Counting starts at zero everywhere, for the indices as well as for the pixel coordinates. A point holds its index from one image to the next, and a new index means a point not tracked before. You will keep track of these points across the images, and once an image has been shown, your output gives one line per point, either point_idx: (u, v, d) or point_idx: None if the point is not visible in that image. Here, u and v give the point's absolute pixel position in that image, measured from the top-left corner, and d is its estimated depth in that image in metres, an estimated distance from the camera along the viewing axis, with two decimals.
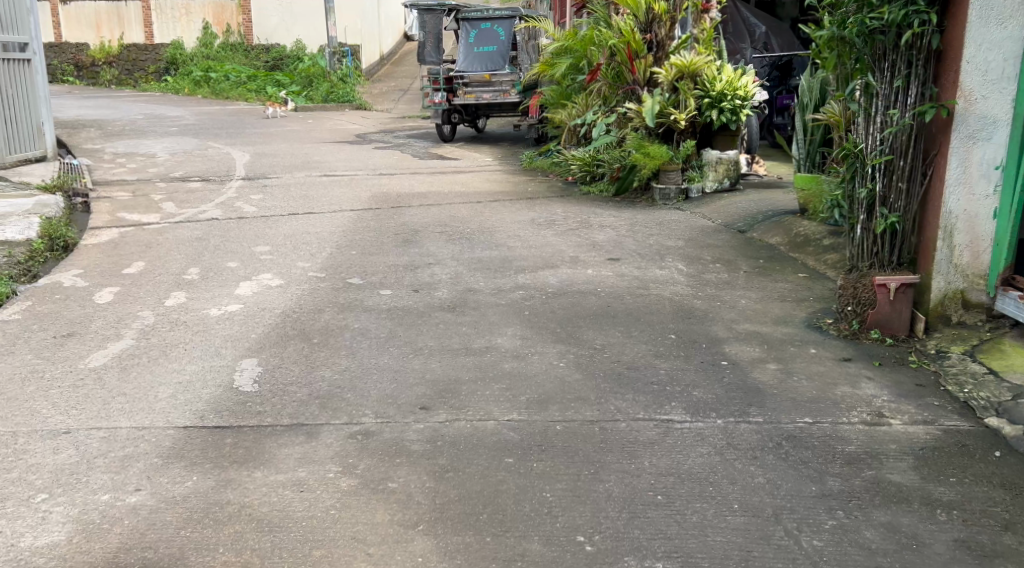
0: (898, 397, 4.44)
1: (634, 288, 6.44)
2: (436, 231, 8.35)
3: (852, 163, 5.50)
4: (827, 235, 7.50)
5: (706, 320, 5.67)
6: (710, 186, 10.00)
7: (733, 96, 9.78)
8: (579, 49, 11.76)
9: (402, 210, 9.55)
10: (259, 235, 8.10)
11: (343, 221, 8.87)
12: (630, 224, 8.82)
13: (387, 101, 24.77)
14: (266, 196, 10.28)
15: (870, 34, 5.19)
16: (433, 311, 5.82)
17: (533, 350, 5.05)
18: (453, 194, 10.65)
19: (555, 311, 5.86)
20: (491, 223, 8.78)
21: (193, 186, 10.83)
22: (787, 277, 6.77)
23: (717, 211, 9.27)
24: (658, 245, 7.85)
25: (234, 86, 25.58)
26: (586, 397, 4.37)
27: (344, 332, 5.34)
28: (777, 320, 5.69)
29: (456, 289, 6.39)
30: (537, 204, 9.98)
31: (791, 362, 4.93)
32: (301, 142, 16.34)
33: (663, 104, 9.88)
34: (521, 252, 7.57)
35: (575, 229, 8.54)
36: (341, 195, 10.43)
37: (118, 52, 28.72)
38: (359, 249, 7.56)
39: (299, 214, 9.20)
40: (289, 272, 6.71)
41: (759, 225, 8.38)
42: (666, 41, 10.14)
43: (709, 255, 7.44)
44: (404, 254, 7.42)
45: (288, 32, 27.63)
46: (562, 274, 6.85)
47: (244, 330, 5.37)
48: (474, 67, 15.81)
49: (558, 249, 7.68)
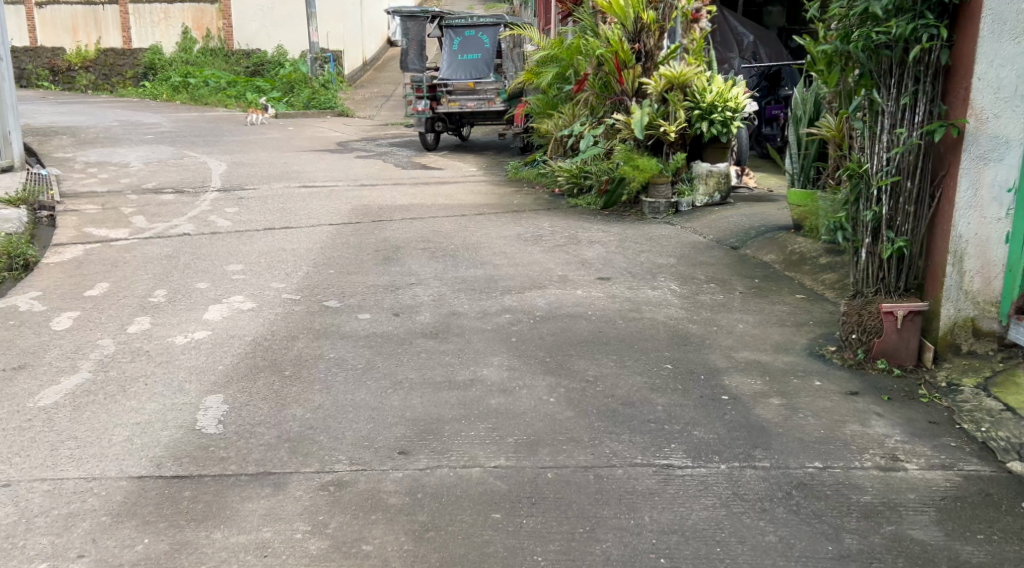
0: (912, 436, 4.14)
1: (626, 311, 6.13)
2: (418, 248, 8.03)
3: (856, 184, 5.17)
4: (825, 253, 7.21)
5: (702, 347, 5.36)
6: (700, 200, 9.73)
7: (723, 107, 9.50)
8: (565, 58, 11.48)
9: (383, 224, 9.21)
10: (232, 253, 7.75)
11: (321, 236, 8.53)
12: (619, 240, 8.52)
13: (370, 107, 24.43)
14: (241, 209, 9.92)
15: (875, 48, 4.87)
16: (414, 337, 5.49)
17: (520, 383, 4.72)
18: (436, 206, 10.33)
19: (543, 337, 5.54)
20: (475, 239, 8.46)
21: (166, 199, 10.47)
22: (785, 298, 6.46)
23: (708, 225, 8.98)
24: (649, 262, 7.55)
25: (213, 92, 25.16)
26: (578, 439, 4.05)
27: (318, 362, 5.01)
28: (777, 347, 5.38)
29: (439, 312, 6.06)
30: (523, 218, 9.67)
31: (796, 397, 4.61)
32: (281, 150, 15.98)
33: (653, 115, 9.62)
34: (507, 271, 7.25)
35: (563, 245, 8.23)
36: (320, 208, 10.08)
37: (95, 57, 28.28)
38: (337, 268, 7.22)
39: (276, 229, 8.86)
40: (262, 294, 6.36)
41: (753, 241, 8.08)
42: (655, 51, 9.88)
43: (702, 274, 7.14)
44: (385, 273, 7.08)
45: (269, 37, 27.06)
46: (550, 295, 6.53)
47: (211, 360, 5.02)
48: (458, 75, 15.46)
49: (545, 267, 7.37)
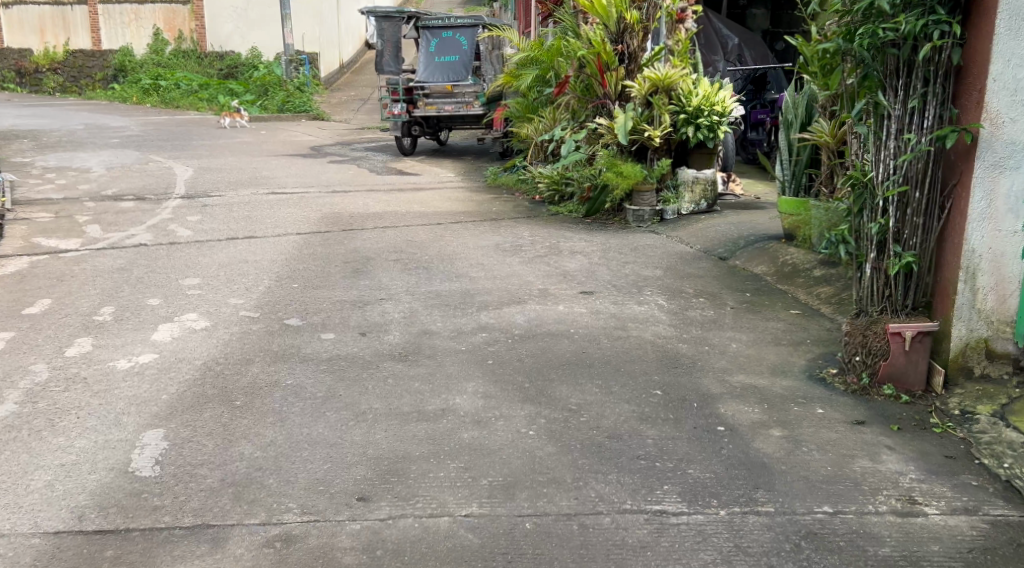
0: (929, 474, 3.73)
1: (611, 329, 5.71)
2: (390, 259, 7.59)
3: (859, 194, 4.70)
4: (819, 265, 6.83)
5: (694, 370, 4.95)
6: (686, 208, 9.35)
7: (710, 111, 9.12)
8: (545, 60, 11.11)
9: (353, 233, 8.77)
10: (190, 266, 7.29)
11: (287, 247, 8.07)
12: (602, 250, 8.11)
13: (347, 111, 23.94)
14: (204, 217, 9.45)
15: (881, 47, 4.45)
16: (382, 360, 5.05)
17: (496, 414, 4.29)
18: (410, 214, 9.88)
19: (521, 359, 5.11)
20: (450, 250, 8.04)
21: (127, 207, 9.99)
22: (780, 314, 6.06)
23: (695, 234, 8.60)
24: (634, 275, 7.14)
25: (185, 95, 24.60)
26: (561, 479, 3.63)
27: (274, 390, 4.57)
28: (774, 370, 4.98)
29: (409, 331, 5.62)
30: (502, 226, 9.25)
31: (798, 427, 4.20)
32: (251, 154, 15.50)
33: (637, 119, 9.22)
34: (484, 284, 6.82)
35: (543, 256, 7.82)
36: (288, 216, 9.62)
37: (63, 58, 27.63)
38: (301, 281, 6.78)
39: (239, 239, 8.40)
40: (218, 313, 5.91)
41: (742, 251, 7.70)
42: (638, 52, 9.50)
43: (691, 287, 6.74)
44: (353, 287, 6.64)
45: (243, 39, 26.54)
46: (529, 311, 6.11)
47: (154, 388, 4.57)
48: (435, 78, 15.08)
49: (524, 280, 6.95)
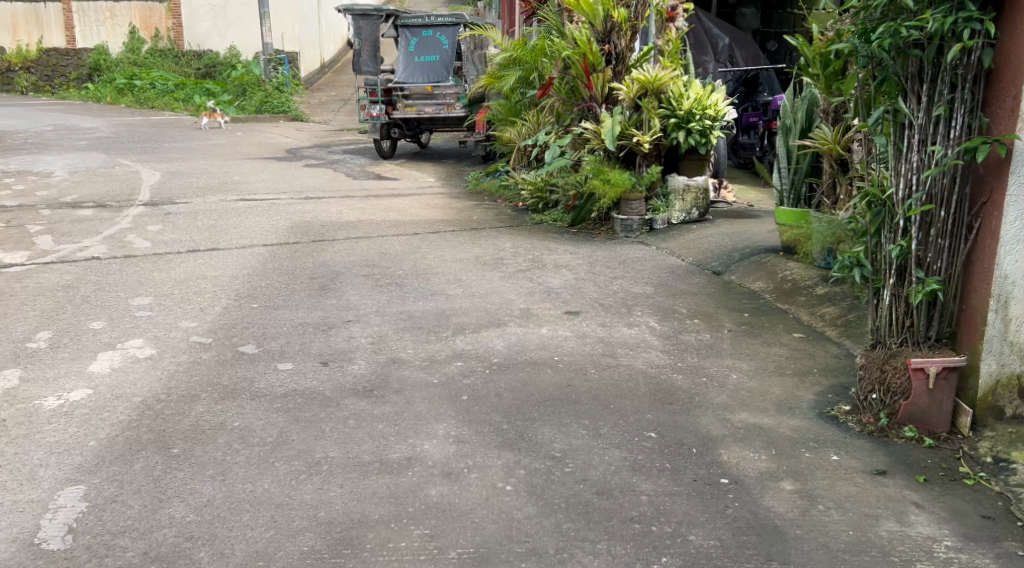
0: (966, 540, 3.27)
1: (598, 356, 5.20)
2: (360, 274, 7.07)
3: (875, 212, 4.21)
4: (821, 282, 6.36)
5: (692, 406, 4.45)
6: (676, 217, 8.84)
7: (701, 115, 8.65)
8: (529, 61, 10.60)
9: (323, 244, 8.23)
10: (143, 282, 6.74)
11: (251, 260, 7.53)
12: (589, 264, 7.62)
13: (327, 112, 23.36)
14: (166, 227, 8.90)
15: (903, 47, 3.95)
16: (344, 397, 4.53)
17: (468, 463, 3.78)
18: (385, 223, 9.36)
19: (498, 393, 4.59)
20: (426, 263, 7.52)
21: (84, 216, 9.42)
22: (782, 338, 5.57)
23: (686, 246, 8.11)
24: (623, 292, 6.65)
25: (160, 95, 23.94)
26: (542, 551, 3.14)
27: (219, 434, 4.05)
28: (780, 406, 4.48)
29: (376, 359, 5.10)
30: (483, 237, 8.73)
31: (812, 478, 3.71)
32: (224, 158, 14.91)
33: (624, 124, 8.73)
34: (462, 303, 6.30)
35: (525, 270, 7.32)
36: (255, 225, 9.08)
37: (36, 57, 26.63)
38: (263, 301, 6.25)
39: (201, 252, 7.84)
40: (165, 340, 5.38)
41: (738, 265, 7.22)
42: (626, 52, 9.01)
43: (685, 307, 6.24)
44: (318, 308, 6.11)
45: (221, 38, 26.02)
46: (508, 335, 5.59)
47: (81, 431, 4.03)
48: (415, 78, 14.47)
49: (504, 299, 6.44)
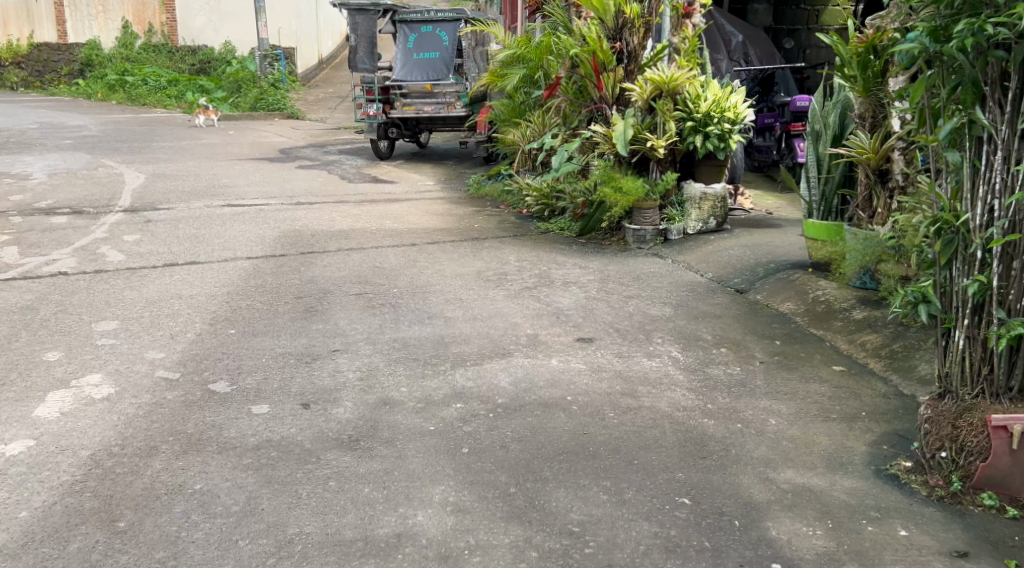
0: None
1: (616, 395, 4.58)
2: (350, 293, 6.46)
3: (946, 241, 3.53)
4: (859, 304, 5.75)
5: (728, 462, 3.84)
6: (693, 227, 8.27)
7: (720, 118, 8.04)
8: (533, 58, 9.97)
9: (312, 257, 7.63)
10: (111, 302, 6.15)
11: (232, 276, 6.94)
12: (600, 280, 7.02)
13: (324, 109, 22.74)
14: (144, 237, 8.32)
15: (984, 47, 3.32)
16: (326, 449, 3.93)
17: (469, 543, 3.21)
18: (380, 231, 8.77)
19: (503, 444, 3.98)
20: (423, 279, 6.92)
21: (58, 224, 8.84)
22: (822, 371, 4.95)
23: (704, 259, 7.51)
24: (639, 315, 6.04)
25: (152, 91, 23.32)
26: None
27: (176, 500, 3.46)
28: (830, 461, 3.85)
29: (364, 400, 4.49)
30: (485, 248, 8.14)
31: (880, 563, 3.12)
32: (214, 158, 14.30)
33: (637, 127, 8.14)
34: (462, 328, 5.69)
35: (531, 288, 6.72)
36: (240, 235, 8.49)
37: (28, 52, 26.06)
38: (241, 327, 5.66)
39: (178, 266, 7.26)
40: (127, 375, 4.79)
41: (764, 283, 6.61)
42: (639, 50, 8.40)
43: (709, 333, 5.63)
44: (301, 335, 5.51)
45: (216, 32, 25.57)
46: (513, 368, 4.98)
47: (14, 498, 3.47)
48: (413, 75, 13.89)
49: (509, 322, 5.83)
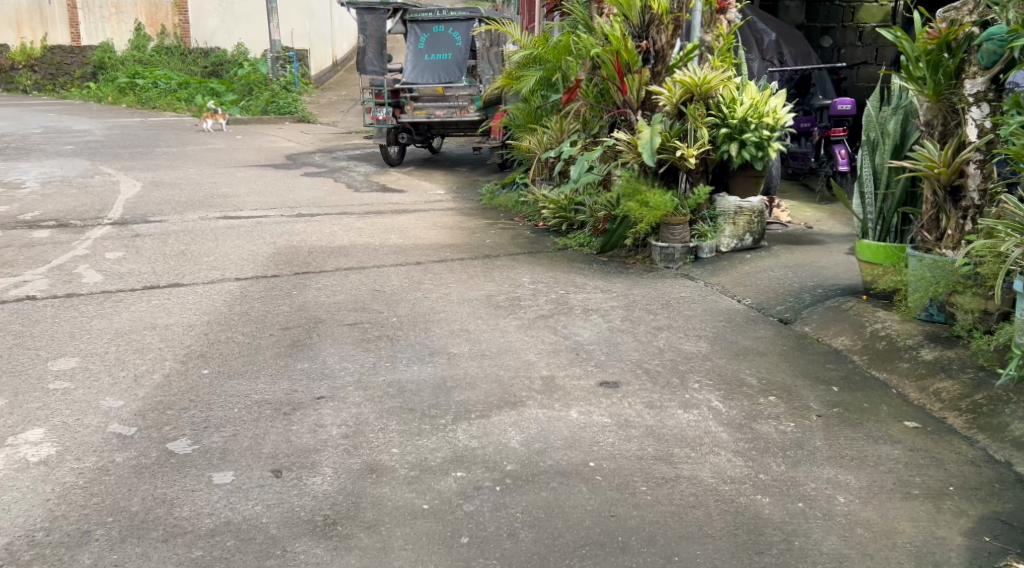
0: None
1: (649, 460, 3.83)
2: (344, 323, 5.75)
3: None
4: (926, 341, 4.99)
5: (791, 562, 3.10)
6: (726, 243, 7.51)
7: (757, 124, 7.28)
8: (551, 60, 9.26)
9: (306, 278, 6.94)
10: (75, 334, 5.45)
11: (216, 301, 6.24)
12: (626, 306, 6.28)
13: (336, 112, 22.08)
14: (128, 254, 7.65)
15: None
16: (295, 537, 3.23)
17: None
18: (385, 247, 8.06)
19: (511, 532, 3.27)
20: (427, 306, 6.20)
21: (39, 238, 8.19)
22: (893, 428, 4.19)
23: (740, 282, 6.79)
24: (671, 352, 5.30)
25: (162, 95, 22.78)
26: None
27: None
28: (919, 560, 3.11)
29: (347, 465, 3.76)
30: (498, 267, 7.42)
31: None
32: (217, 165, 13.66)
33: (666, 134, 7.39)
34: (468, 368, 4.97)
35: (548, 318, 5.99)
36: (231, 252, 7.80)
37: (41, 55, 25.52)
38: (216, 367, 4.95)
39: (159, 289, 6.56)
40: (74, 429, 4.09)
41: (812, 312, 5.90)
42: (667, 50, 7.65)
43: (753, 376, 4.89)
44: (283, 377, 4.79)
45: (229, 35, 24.84)
46: (525, 422, 4.23)
47: None
48: (424, 78, 13.21)
49: (522, 361, 5.09)
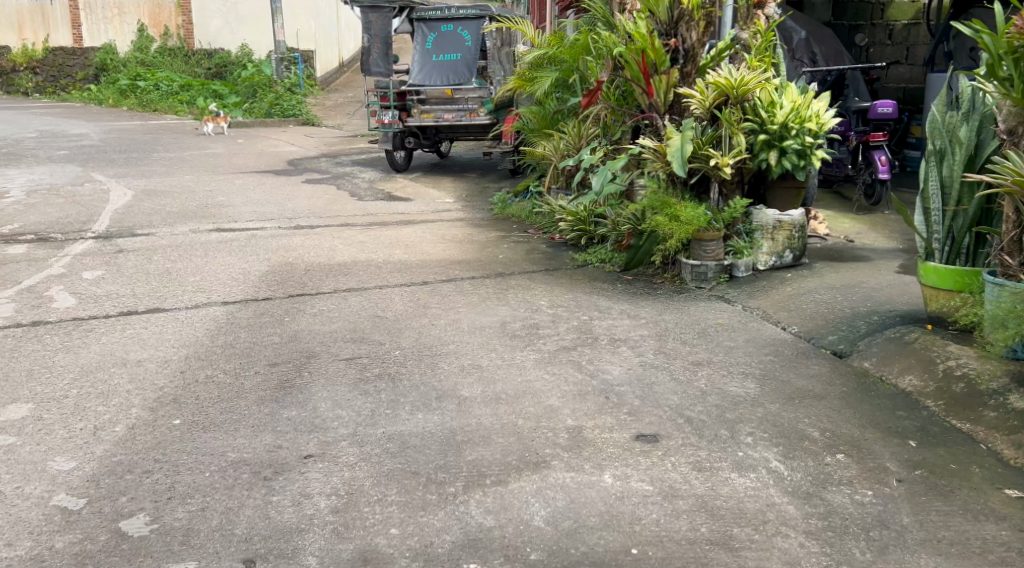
0: None
1: (704, 548, 3.19)
2: (340, 358, 5.06)
3: None
4: (1014, 385, 4.32)
5: None
6: (764, 261, 6.81)
7: (799, 130, 6.58)
8: (568, 59, 8.57)
9: (301, 302, 6.26)
10: (33, 373, 4.76)
11: (197, 331, 5.56)
12: (658, 335, 5.60)
13: (341, 115, 21.42)
14: (107, 273, 6.97)
15: None
16: None
17: None
18: (389, 265, 7.38)
19: None
20: (434, 336, 5.51)
21: (13, 256, 7.53)
22: (992, 502, 3.54)
23: (782, 306, 6.11)
24: (714, 394, 4.62)
25: (164, 97, 22.16)
26: None
27: None
28: None
29: (337, 555, 3.12)
30: (513, 287, 6.75)
31: None
32: (214, 171, 13.00)
33: (698, 141, 6.69)
34: (481, 415, 4.30)
35: (570, 349, 5.31)
36: (220, 270, 7.13)
37: (42, 57, 24.82)
38: (190, 416, 4.26)
39: (136, 316, 5.88)
40: (11, 502, 3.43)
41: (870, 344, 5.22)
42: (699, 49, 6.96)
43: (814, 428, 4.21)
44: (266, 430, 4.11)
45: (233, 35, 24.22)
46: (551, 491, 3.57)
47: None
48: (432, 80, 12.54)
49: (543, 407, 4.41)
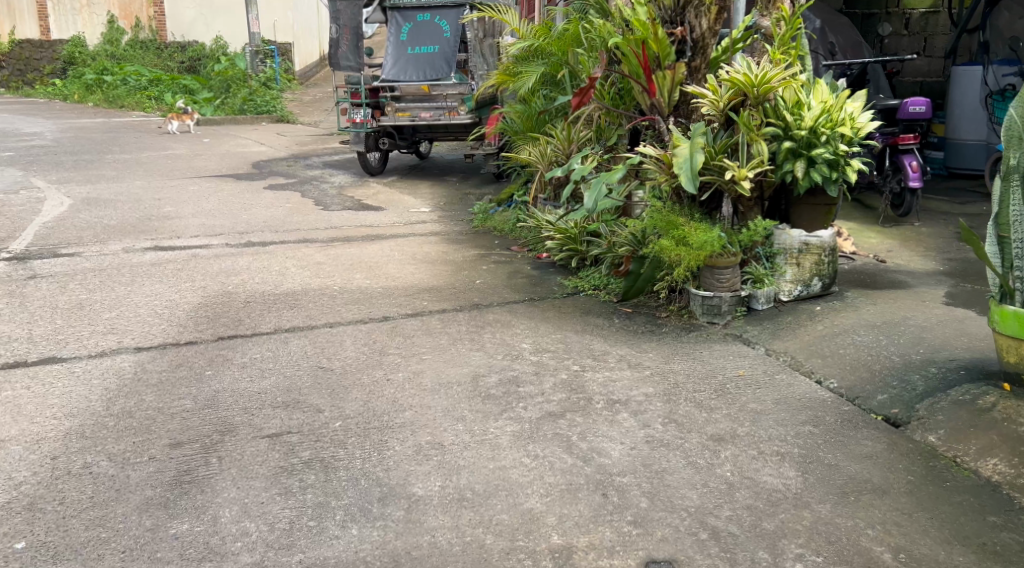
0: None
1: None
2: (262, 434, 3.96)
3: None
4: None
5: None
6: (788, 290, 5.73)
7: (832, 136, 5.50)
8: (556, 52, 7.49)
9: (231, 346, 5.16)
10: None
11: (92, 392, 4.45)
12: (665, 392, 4.52)
13: (318, 111, 20.29)
14: (6, 308, 5.86)
15: None
16: None
17: None
18: (345, 294, 6.28)
19: None
20: (388, 397, 4.41)
21: None
22: None
23: (812, 349, 5.03)
24: (740, 487, 3.56)
25: (131, 93, 20.94)
26: None
27: None
28: None
29: None
30: (489, 322, 5.66)
31: None
32: (169, 174, 11.84)
33: (710, 148, 5.60)
34: (441, 528, 3.24)
35: (557, 415, 4.23)
36: (144, 303, 6.01)
37: (8, 49, 23.19)
38: (40, 533, 3.20)
39: (20, 370, 4.76)
40: None
41: (929, 408, 4.15)
42: (709, 39, 5.88)
43: (883, 546, 3.18)
44: (138, 558, 3.06)
45: (208, 27, 23.08)
46: None
47: None
48: (408, 76, 11.23)
49: (521, 512, 3.34)
